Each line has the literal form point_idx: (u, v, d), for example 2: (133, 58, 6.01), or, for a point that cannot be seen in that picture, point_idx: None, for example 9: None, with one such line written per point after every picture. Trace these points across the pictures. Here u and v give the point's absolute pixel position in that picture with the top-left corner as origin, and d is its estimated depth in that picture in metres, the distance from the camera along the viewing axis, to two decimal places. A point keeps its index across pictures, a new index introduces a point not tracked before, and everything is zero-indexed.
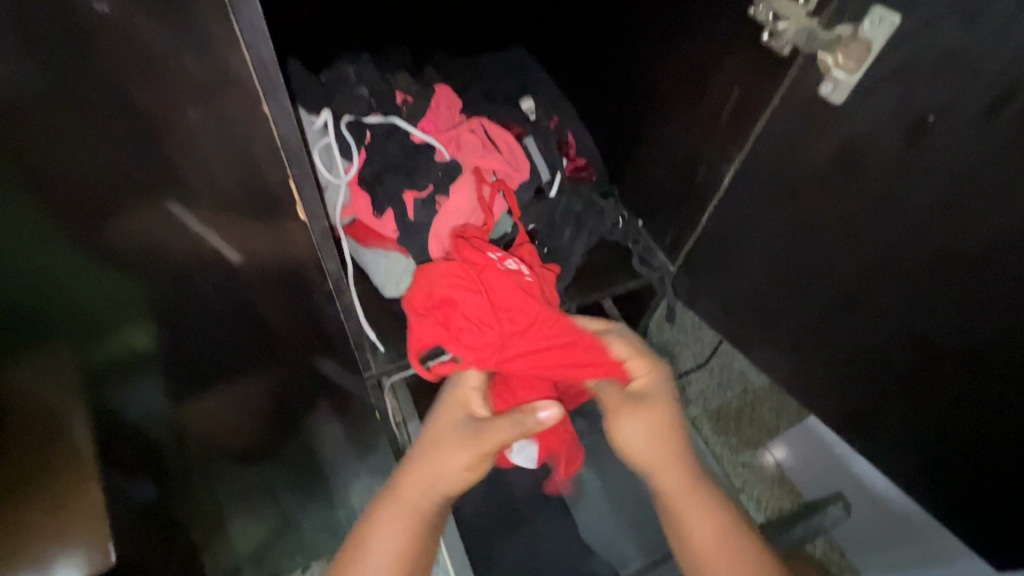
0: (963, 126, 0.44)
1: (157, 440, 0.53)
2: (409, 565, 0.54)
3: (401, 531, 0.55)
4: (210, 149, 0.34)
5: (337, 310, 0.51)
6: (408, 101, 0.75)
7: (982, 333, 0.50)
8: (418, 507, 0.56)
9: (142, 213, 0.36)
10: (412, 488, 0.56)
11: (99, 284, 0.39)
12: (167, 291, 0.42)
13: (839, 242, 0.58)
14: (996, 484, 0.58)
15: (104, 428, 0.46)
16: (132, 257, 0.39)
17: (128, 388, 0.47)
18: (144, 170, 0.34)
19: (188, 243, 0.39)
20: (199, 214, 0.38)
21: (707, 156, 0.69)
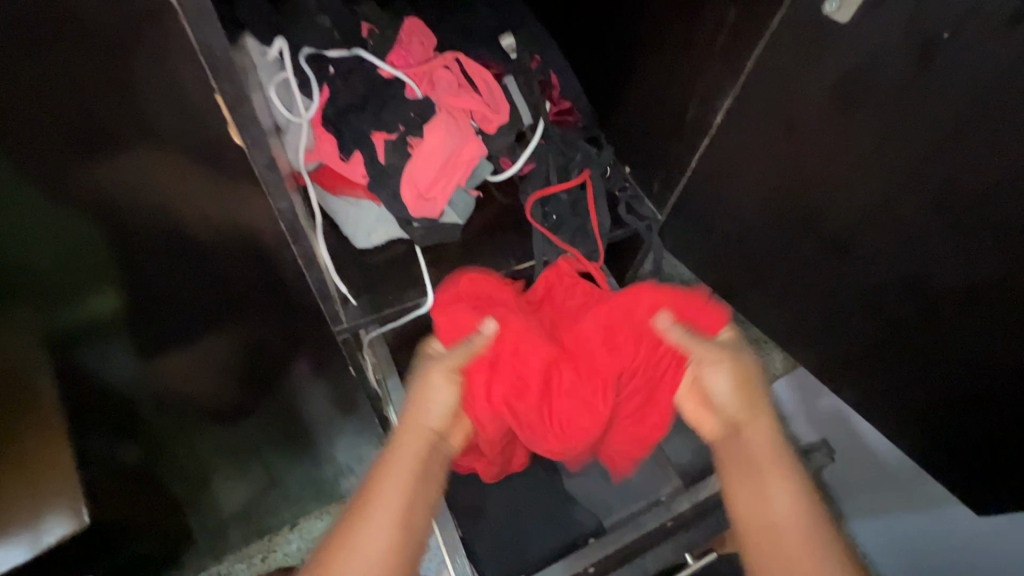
0: (981, 39, 0.40)
1: (130, 399, 0.50)
2: (415, 518, 0.47)
3: (404, 477, 0.49)
4: (132, 73, 0.29)
5: (295, 258, 0.46)
6: (374, 32, 0.68)
7: (985, 270, 0.48)
8: (418, 450, 0.50)
9: (65, 158, 0.31)
10: (407, 433, 0.51)
11: (43, 248, 0.35)
12: (114, 252, 0.38)
13: (838, 179, 0.55)
14: (987, 422, 0.57)
15: (71, 383, 0.44)
16: (61, 204, 0.34)
17: (100, 351, 0.44)
18: (51, 104, 0.29)
19: (121, 195, 0.35)
20: (133, 157, 0.33)
21: (700, 90, 0.65)
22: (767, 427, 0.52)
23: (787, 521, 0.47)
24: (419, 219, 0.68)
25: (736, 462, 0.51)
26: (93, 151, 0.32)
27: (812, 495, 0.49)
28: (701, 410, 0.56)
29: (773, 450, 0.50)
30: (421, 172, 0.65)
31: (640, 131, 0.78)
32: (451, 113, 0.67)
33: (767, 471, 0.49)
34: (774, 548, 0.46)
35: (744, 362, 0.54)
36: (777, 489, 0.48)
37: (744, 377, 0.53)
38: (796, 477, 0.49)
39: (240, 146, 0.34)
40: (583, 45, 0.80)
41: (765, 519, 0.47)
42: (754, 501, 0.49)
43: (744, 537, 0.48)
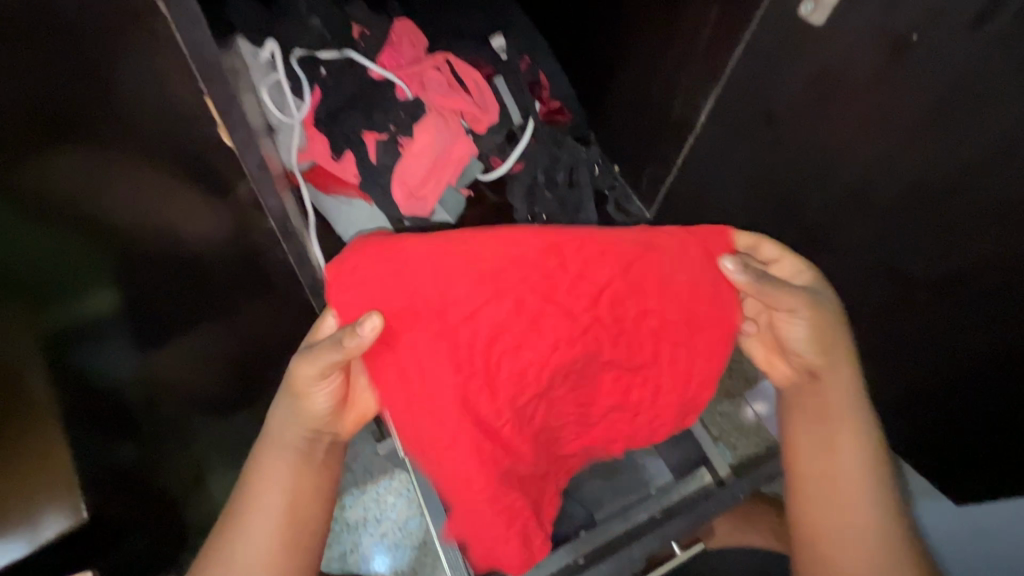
0: (949, 40, 0.41)
1: (130, 395, 0.52)
2: (309, 509, 0.49)
3: (273, 507, 0.48)
4: (116, 77, 0.30)
5: (285, 252, 0.48)
6: (365, 33, 0.69)
7: (959, 264, 0.49)
8: (292, 452, 0.48)
9: (56, 154, 0.33)
10: (282, 439, 0.48)
11: (41, 251, 0.38)
12: (110, 256, 0.40)
13: (817, 176, 0.57)
14: (966, 413, 0.58)
15: (61, 377, 0.46)
16: (52, 199, 0.35)
17: (95, 349, 0.47)
18: (50, 117, 0.31)
19: (116, 199, 0.37)
20: (127, 164, 0.35)
21: (685, 90, 0.66)
22: (846, 366, 0.50)
23: (859, 478, 0.50)
24: (410, 218, 0.67)
25: (809, 412, 0.51)
26: (82, 150, 0.33)
27: (878, 448, 0.51)
28: (773, 355, 0.53)
29: (847, 394, 0.50)
30: (411, 170, 0.67)
31: (627, 130, 0.79)
32: (442, 112, 0.68)
33: (831, 413, 0.50)
34: (835, 498, 0.50)
35: (823, 311, 0.48)
36: (846, 443, 0.50)
37: (824, 324, 0.48)
38: (868, 440, 0.51)
39: (229, 145, 0.35)
40: (571, 44, 0.81)
41: (828, 467, 0.50)
42: (816, 449, 0.51)
43: (795, 478, 0.52)
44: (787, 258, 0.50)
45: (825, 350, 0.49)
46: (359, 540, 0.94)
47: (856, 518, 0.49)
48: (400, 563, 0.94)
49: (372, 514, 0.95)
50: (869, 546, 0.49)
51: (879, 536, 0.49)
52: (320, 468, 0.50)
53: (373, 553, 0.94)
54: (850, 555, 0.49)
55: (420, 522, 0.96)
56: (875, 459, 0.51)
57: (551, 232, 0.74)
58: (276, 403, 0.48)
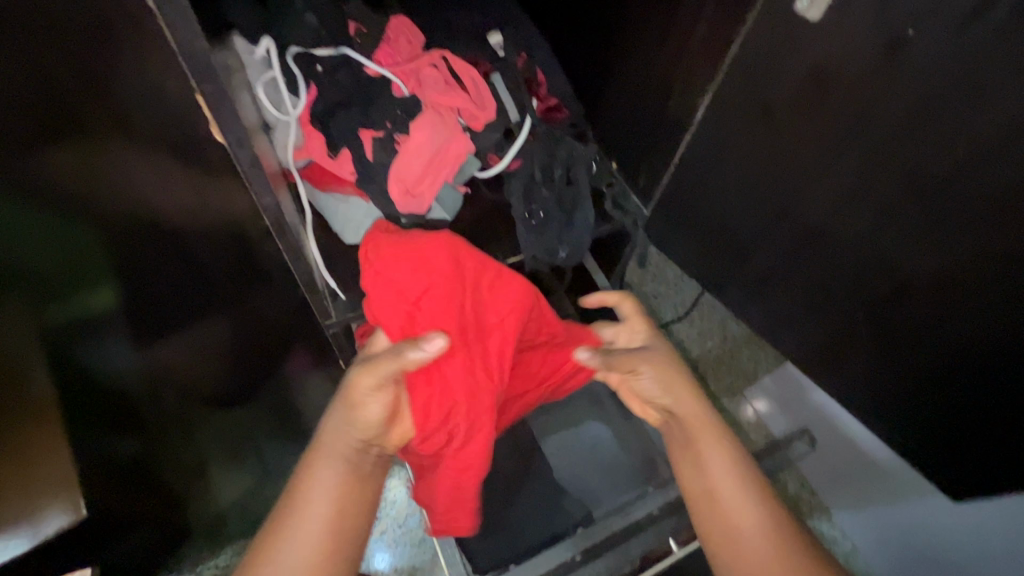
0: (946, 33, 0.41)
1: (135, 393, 0.52)
2: (345, 538, 0.49)
3: (327, 492, 0.50)
4: (115, 73, 0.30)
5: (278, 247, 0.49)
6: (361, 31, 0.69)
7: (953, 259, 0.50)
8: (340, 454, 0.52)
9: (54, 155, 0.33)
10: (336, 453, 0.52)
11: (39, 250, 0.37)
12: (108, 252, 0.40)
13: (813, 171, 0.57)
14: (960, 409, 0.59)
15: (68, 377, 0.44)
16: (46, 199, 0.35)
17: (100, 347, 0.46)
18: (46, 114, 0.31)
19: (114, 195, 0.37)
20: (124, 159, 0.35)
21: (682, 87, 0.66)
22: (690, 396, 0.60)
23: (723, 493, 0.54)
24: (406, 216, 0.68)
25: (681, 443, 0.58)
26: (78, 145, 0.33)
27: (744, 462, 0.56)
28: (642, 404, 0.65)
29: (703, 415, 0.59)
30: (408, 168, 0.66)
31: (624, 127, 0.80)
32: (438, 109, 0.68)
33: (699, 434, 0.58)
34: (717, 505, 0.53)
35: (667, 367, 0.61)
36: (714, 457, 0.56)
37: (668, 375, 0.61)
38: (744, 466, 0.55)
39: (220, 143, 0.37)
40: (569, 41, 0.81)
41: (700, 472, 0.56)
42: (692, 465, 0.56)
43: (690, 499, 0.56)
44: (637, 316, 0.68)
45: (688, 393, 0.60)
46: None
47: (746, 526, 0.51)
48: (400, 560, 0.94)
49: (371, 512, 0.96)
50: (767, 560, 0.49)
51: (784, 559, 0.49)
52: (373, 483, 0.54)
53: (372, 550, 0.94)
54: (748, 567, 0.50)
55: (420, 519, 0.96)
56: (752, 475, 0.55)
57: (549, 229, 0.74)
58: (331, 419, 0.53)
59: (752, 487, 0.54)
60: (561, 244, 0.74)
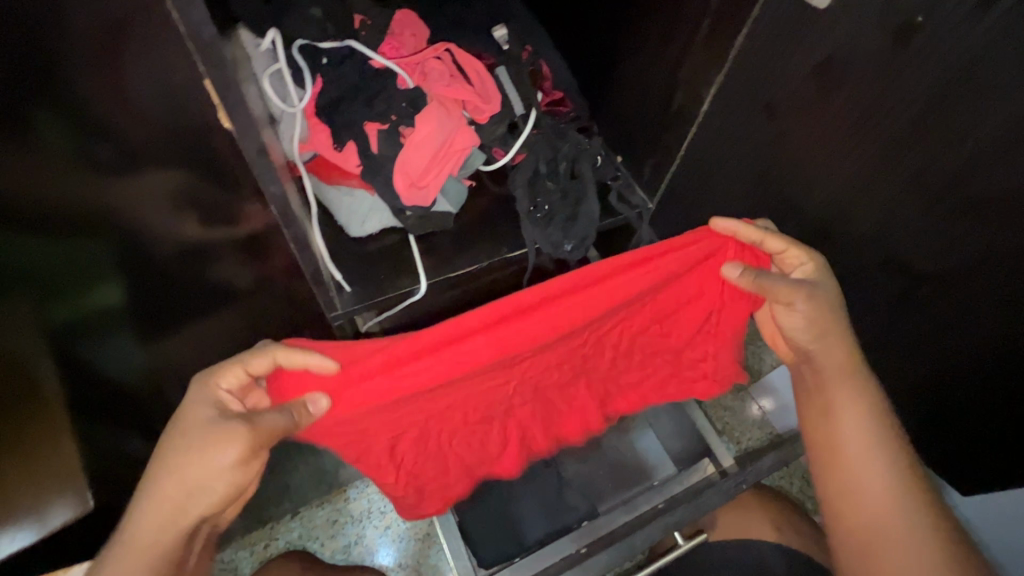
0: (955, 20, 0.40)
1: (132, 385, 0.54)
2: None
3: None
4: (133, 65, 0.31)
5: (287, 240, 0.50)
6: (365, 23, 0.70)
7: (960, 251, 0.49)
8: (158, 541, 0.43)
9: (63, 164, 0.35)
10: (156, 521, 0.44)
11: (42, 250, 0.39)
12: (118, 251, 0.42)
13: (818, 162, 0.57)
14: (966, 406, 0.58)
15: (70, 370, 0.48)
16: (55, 211, 0.37)
17: (96, 342, 0.47)
18: (58, 120, 0.33)
19: (123, 196, 0.38)
20: (131, 156, 0.36)
21: (686, 81, 0.66)
22: (839, 344, 0.52)
23: (862, 452, 0.49)
24: (411, 208, 0.69)
25: (808, 384, 0.55)
26: (84, 138, 0.34)
27: (887, 418, 0.50)
28: (777, 336, 0.58)
29: (844, 363, 0.52)
30: (413, 161, 0.66)
31: (628, 122, 0.79)
32: (444, 103, 0.68)
33: (830, 381, 0.52)
34: (841, 452, 0.50)
35: (823, 298, 0.52)
36: (846, 407, 0.51)
37: (821, 314, 0.52)
38: (876, 412, 0.50)
39: (229, 131, 0.37)
40: (573, 35, 0.80)
41: (830, 426, 0.51)
42: (817, 418, 0.52)
43: (812, 444, 0.53)
44: (798, 249, 0.54)
45: (823, 333, 0.53)
46: (363, 532, 0.94)
47: (867, 479, 0.48)
48: (405, 556, 0.94)
49: (375, 506, 0.96)
50: (885, 512, 0.47)
51: (902, 518, 0.46)
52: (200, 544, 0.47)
53: (377, 546, 0.94)
54: (876, 521, 0.47)
55: (424, 515, 0.96)
56: (887, 432, 0.50)
57: (556, 222, 0.74)
58: (153, 467, 0.44)
59: (883, 442, 0.49)
60: (566, 238, 0.74)
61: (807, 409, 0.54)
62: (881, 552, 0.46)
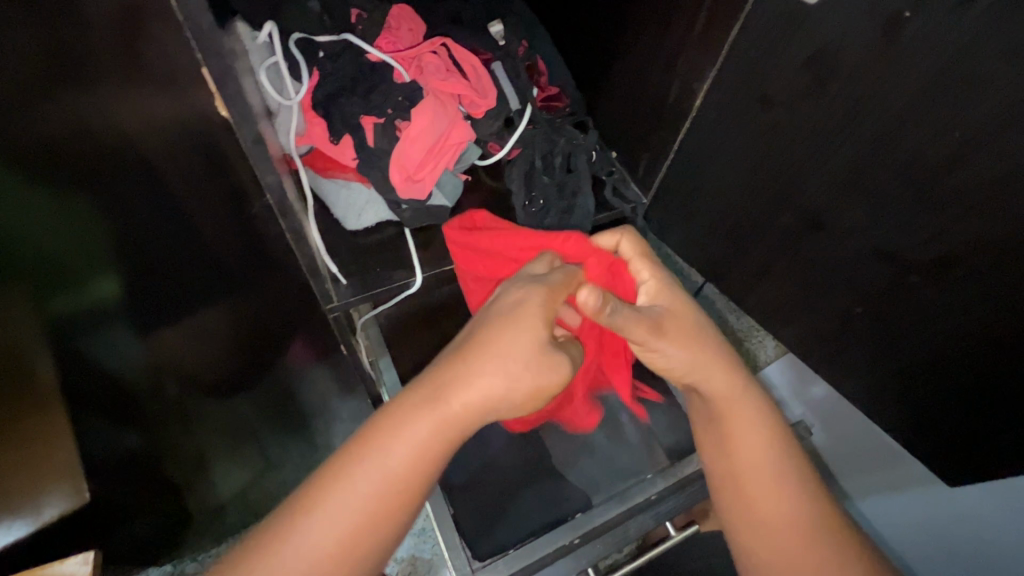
0: (941, 14, 0.41)
1: (132, 382, 0.53)
2: (369, 535, 0.41)
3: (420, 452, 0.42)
4: (139, 58, 0.32)
5: (282, 229, 0.50)
6: (362, 17, 0.70)
7: (947, 241, 0.50)
8: (454, 425, 0.43)
9: (73, 155, 0.36)
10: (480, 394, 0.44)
11: (58, 237, 0.39)
12: (126, 243, 0.43)
13: (808, 156, 0.58)
14: (953, 397, 0.59)
15: (69, 363, 0.47)
16: (64, 202, 0.38)
17: (95, 333, 0.47)
18: (60, 113, 0.33)
19: (130, 189, 0.40)
20: (133, 145, 0.37)
21: (680, 76, 0.67)
22: (721, 370, 0.53)
23: (757, 470, 0.50)
24: (407, 201, 0.70)
25: (704, 419, 0.54)
26: (86, 130, 0.35)
27: (779, 435, 0.52)
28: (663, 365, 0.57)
29: (733, 396, 0.53)
30: (409, 155, 0.67)
31: (622, 118, 0.80)
32: (440, 97, 0.69)
33: (726, 411, 0.53)
34: (734, 475, 0.51)
35: (688, 312, 0.55)
36: (740, 435, 0.51)
37: (693, 324, 0.54)
38: (770, 438, 0.51)
39: (226, 119, 0.38)
40: (569, 31, 0.81)
41: (725, 452, 0.52)
42: (717, 448, 0.53)
43: (715, 480, 0.53)
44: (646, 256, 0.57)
45: (702, 356, 0.53)
46: None
47: (773, 506, 0.49)
48: (401, 549, 0.95)
49: None
50: (788, 528, 0.48)
51: (804, 526, 0.48)
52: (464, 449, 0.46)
53: None
54: (784, 540, 0.48)
55: (419, 509, 0.97)
56: (788, 456, 0.51)
57: (551, 215, 0.74)
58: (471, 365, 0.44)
59: (778, 466, 0.50)
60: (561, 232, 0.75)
61: (709, 456, 0.54)
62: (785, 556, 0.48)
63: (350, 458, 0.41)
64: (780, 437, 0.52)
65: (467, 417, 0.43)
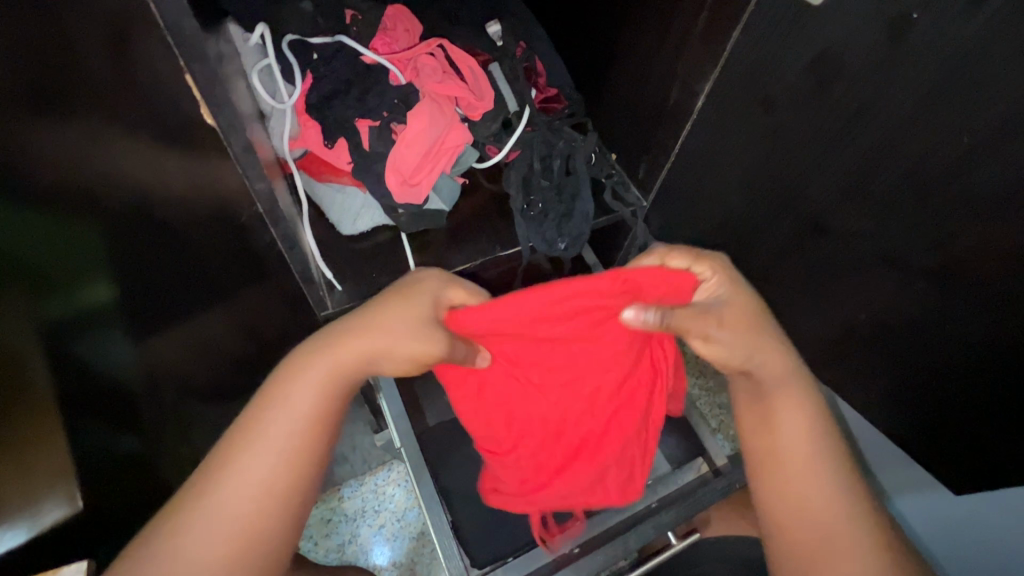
0: (950, 16, 0.40)
1: (132, 387, 0.52)
2: (269, 511, 0.46)
3: (278, 434, 0.47)
4: (118, 67, 0.31)
5: (273, 235, 0.50)
6: (357, 18, 0.69)
7: (954, 248, 0.49)
8: (319, 396, 0.49)
9: (63, 167, 0.34)
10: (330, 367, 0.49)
11: (58, 246, 0.38)
12: (119, 250, 0.42)
13: (812, 160, 0.56)
14: (960, 406, 0.58)
15: (77, 382, 0.45)
16: (57, 213, 0.36)
17: (98, 342, 0.45)
18: (51, 128, 0.32)
19: (120, 199, 0.38)
20: (117, 153, 0.36)
21: (680, 78, 0.66)
22: (778, 355, 0.52)
23: (798, 453, 0.51)
24: (404, 206, 0.69)
25: (749, 398, 0.54)
26: (73, 140, 0.33)
27: (822, 422, 0.52)
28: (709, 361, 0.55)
29: (785, 380, 0.52)
30: (405, 158, 0.66)
31: (621, 120, 0.79)
32: (436, 99, 0.68)
33: (776, 395, 0.52)
34: (776, 456, 0.51)
35: (744, 310, 0.52)
36: (786, 418, 0.52)
37: (744, 321, 0.51)
38: (814, 425, 0.52)
39: (213, 126, 0.38)
40: (567, 31, 0.80)
41: (770, 434, 0.52)
42: (760, 429, 0.53)
43: (754, 461, 0.53)
44: (701, 261, 0.52)
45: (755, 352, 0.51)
46: (358, 531, 0.94)
47: (813, 487, 0.50)
48: (399, 555, 0.94)
49: (370, 506, 0.96)
50: (825, 512, 0.49)
51: (845, 509, 0.49)
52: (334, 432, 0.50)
53: (371, 546, 0.94)
54: (819, 523, 0.48)
55: (418, 514, 0.96)
56: (829, 446, 0.52)
57: (547, 220, 0.74)
58: (332, 346, 0.50)
59: (820, 453, 0.51)
60: (559, 236, 0.74)
61: (748, 439, 0.54)
62: (829, 543, 0.48)
63: (235, 448, 0.46)
64: (823, 427, 0.52)
65: (318, 395, 0.49)
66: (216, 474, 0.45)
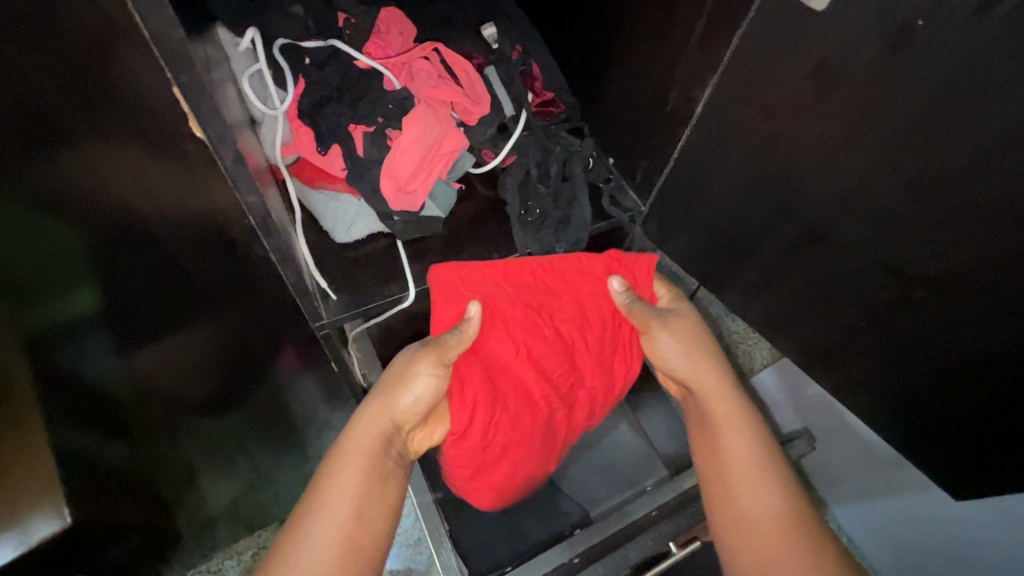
0: (955, 22, 0.40)
1: (116, 395, 0.50)
2: (356, 551, 0.48)
3: (350, 480, 0.51)
4: (102, 76, 0.30)
5: (267, 252, 0.48)
6: (350, 21, 0.68)
7: (955, 258, 0.49)
8: (369, 444, 0.55)
9: (52, 174, 0.34)
10: (367, 421, 0.57)
11: (47, 251, 0.37)
12: (107, 260, 0.40)
13: (813, 166, 0.56)
14: (961, 414, 0.58)
15: (58, 390, 0.44)
16: (45, 219, 0.36)
17: (82, 350, 0.45)
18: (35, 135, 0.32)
19: (105, 210, 0.37)
20: (101, 165, 0.35)
21: (678, 83, 0.65)
22: (716, 376, 0.63)
23: (732, 469, 0.56)
24: (399, 213, 0.68)
25: (698, 420, 0.62)
26: (54, 148, 0.33)
27: (767, 444, 0.57)
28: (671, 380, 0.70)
29: (722, 395, 0.62)
30: (400, 166, 0.65)
31: (618, 126, 0.79)
32: (431, 104, 0.67)
33: (717, 415, 0.60)
34: (720, 474, 0.57)
35: (688, 321, 0.68)
36: (729, 438, 0.58)
37: (691, 329, 0.67)
38: (756, 445, 0.57)
39: (202, 141, 0.36)
40: (564, 35, 0.79)
41: (714, 452, 0.58)
42: (709, 449, 0.59)
43: (704, 480, 0.59)
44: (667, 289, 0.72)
45: (705, 359, 0.65)
46: None
47: (751, 503, 0.54)
48: (395, 562, 0.92)
49: None
50: (760, 529, 0.52)
51: (784, 528, 0.52)
52: (400, 485, 0.55)
53: None
54: (756, 539, 0.52)
55: (415, 520, 0.95)
56: (778, 467, 0.56)
57: (544, 226, 0.73)
58: (360, 428, 0.56)
59: (761, 472, 0.55)
60: (557, 241, 0.73)
61: (699, 457, 0.61)
62: (764, 547, 0.52)
63: (295, 519, 0.49)
64: (766, 448, 0.57)
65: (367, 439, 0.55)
66: (317, 511, 0.49)
